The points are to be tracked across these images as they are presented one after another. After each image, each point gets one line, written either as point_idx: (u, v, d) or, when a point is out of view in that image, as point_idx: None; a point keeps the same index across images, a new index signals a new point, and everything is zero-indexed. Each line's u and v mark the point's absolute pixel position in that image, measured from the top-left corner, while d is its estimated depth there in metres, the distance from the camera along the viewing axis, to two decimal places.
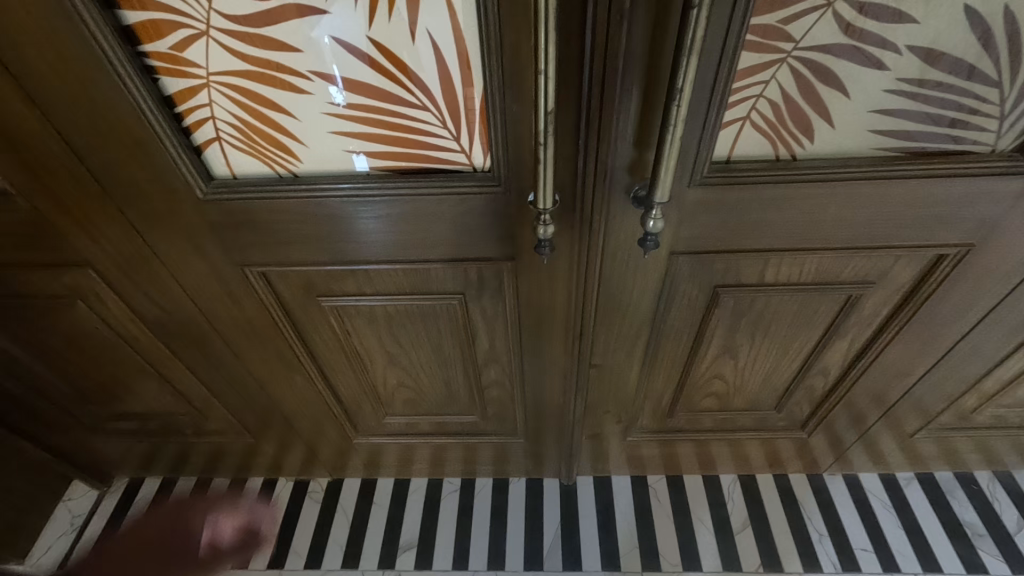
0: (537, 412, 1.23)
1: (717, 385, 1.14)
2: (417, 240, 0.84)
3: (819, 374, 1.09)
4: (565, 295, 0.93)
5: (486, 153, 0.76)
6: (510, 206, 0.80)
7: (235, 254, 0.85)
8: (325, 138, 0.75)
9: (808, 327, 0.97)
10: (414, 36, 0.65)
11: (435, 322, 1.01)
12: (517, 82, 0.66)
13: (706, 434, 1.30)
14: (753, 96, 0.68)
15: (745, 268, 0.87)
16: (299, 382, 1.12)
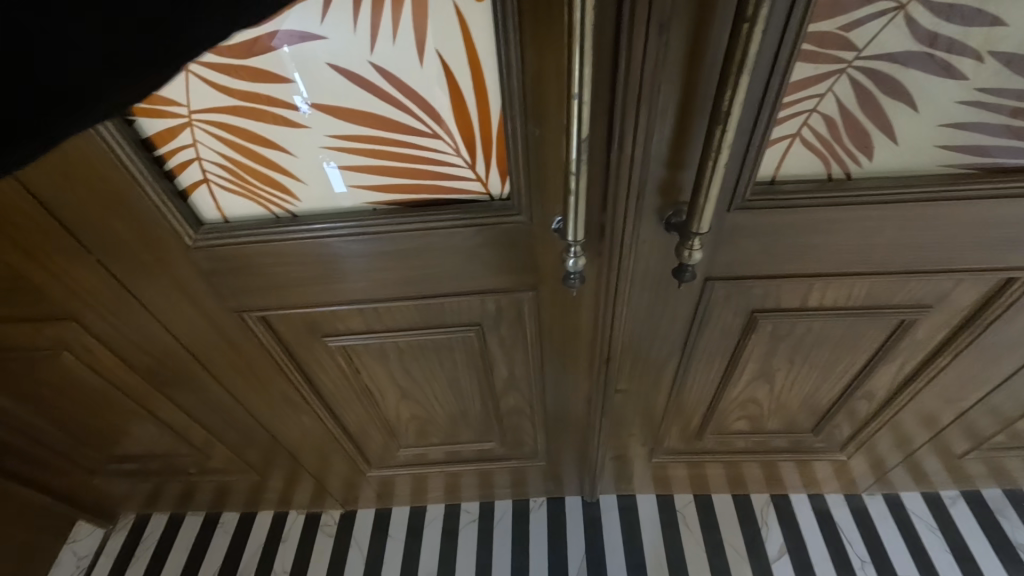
0: (560, 437, 1.15)
1: (752, 408, 1.06)
2: (429, 274, 0.77)
3: (864, 399, 1.00)
4: (590, 320, 0.86)
5: (504, 180, 0.69)
6: (531, 235, 0.72)
7: (230, 297, 0.78)
8: (325, 173, 0.67)
9: (854, 352, 0.89)
10: (423, 58, 0.57)
11: (450, 354, 0.93)
12: (540, 105, 0.59)
13: (737, 455, 1.21)
14: (805, 111, 0.60)
15: (786, 293, 0.78)
16: (307, 421, 1.06)
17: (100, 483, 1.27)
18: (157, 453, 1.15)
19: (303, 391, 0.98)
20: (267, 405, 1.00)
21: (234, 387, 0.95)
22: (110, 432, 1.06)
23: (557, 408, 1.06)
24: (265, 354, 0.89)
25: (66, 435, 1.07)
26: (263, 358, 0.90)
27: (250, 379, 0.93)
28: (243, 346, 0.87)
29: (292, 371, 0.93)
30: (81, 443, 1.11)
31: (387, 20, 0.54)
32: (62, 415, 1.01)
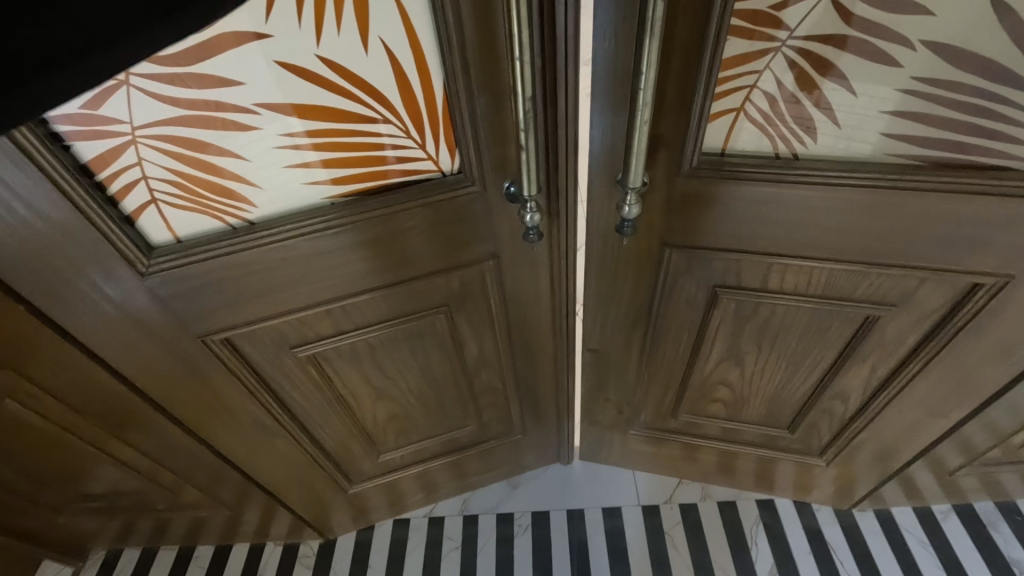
0: (532, 410, 1.18)
1: (723, 391, 1.00)
2: (393, 262, 0.77)
3: (837, 400, 0.90)
4: (548, 282, 0.90)
5: (452, 156, 0.72)
6: (487, 206, 0.76)
7: (192, 323, 0.75)
8: (280, 172, 0.67)
9: (817, 343, 0.81)
10: (367, 45, 0.59)
11: (419, 342, 0.94)
12: (483, 75, 0.62)
13: (706, 441, 1.15)
14: (746, 87, 0.60)
15: (746, 269, 0.75)
16: (283, 447, 1.02)
17: (66, 522, 1.22)
18: (121, 491, 1.08)
19: (275, 412, 0.95)
20: (239, 439, 0.96)
21: (198, 427, 0.90)
22: (67, 473, 1.00)
23: (526, 377, 1.09)
24: (232, 379, 0.86)
25: (20, 478, 1.01)
26: (229, 385, 0.86)
27: (209, 411, 0.88)
28: (208, 373, 0.83)
29: (261, 391, 0.90)
30: (40, 484, 1.05)
31: (330, 13, 0.56)
32: (11, 462, 0.95)
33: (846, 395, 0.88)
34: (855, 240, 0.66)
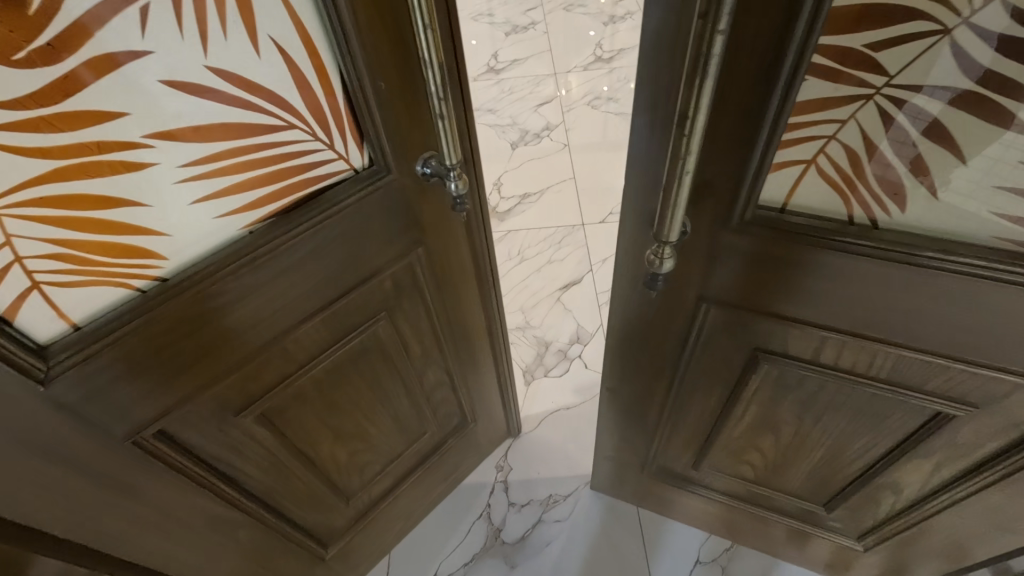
0: (473, 397, 1.17)
1: (753, 456, 0.85)
2: (326, 278, 0.71)
3: (888, 489, 0.77)
4: (467, 253, 0.91)
5: (362, 150, 0.68)
6: (406, 196, 0.74)
7: (114, 426, 0.62)
8: (186, 212, 0.58)
9: (872, 431, 0.68)
10: (257, 47, 0.54)
11: (364, 361, 0.88)
12: (381, 52, 0.61)
13: (736, 501, 1.01)
14: (822, 136, 0.45)
15: (796, 339, 0.60)
16: (240, 538, 0.88)
17: None
18: None
19: (231, 499, 0.82)
20: (183, 550, 0.81)
21: (131, 548, 0.74)
22: None
23: (464, 359, 1.07)
24: (166, 480, 0.72)
25: None
26: (161, 485, 0.72)
27: (140, 524, 0.73)
28: (134, 480, 0.68)
29: (211, 478, 0.77)
30: None
31: (212, 15, 0.50)
32: None
33: (899, 486, 0.75)
34: (942, 336, 0.52)
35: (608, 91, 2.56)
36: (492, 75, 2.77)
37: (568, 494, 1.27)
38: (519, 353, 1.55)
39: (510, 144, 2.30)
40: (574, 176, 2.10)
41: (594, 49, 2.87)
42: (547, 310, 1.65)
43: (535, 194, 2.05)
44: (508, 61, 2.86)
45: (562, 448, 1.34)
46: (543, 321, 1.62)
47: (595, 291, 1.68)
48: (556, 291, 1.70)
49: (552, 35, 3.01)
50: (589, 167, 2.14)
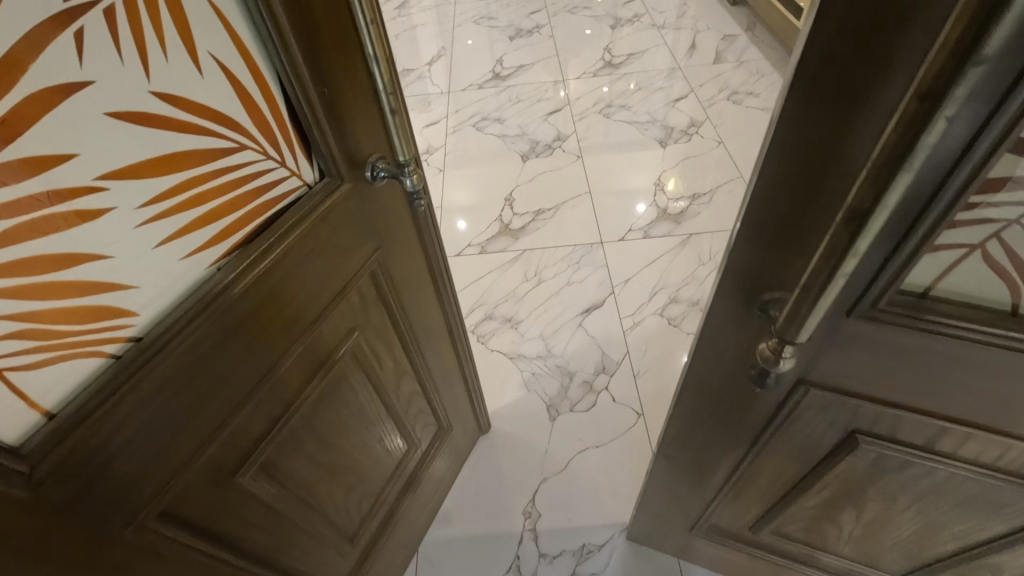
0: (443, 400, 1.16)
1: (827, 526, 0.77)
2: (301, 304, 0.67)
3: (986, 567, 0.70)
4: (419, 251, 0.92)
5: (311, 163, 0.65)
6: (361, 202, 0.73)
7: (110, 519, 0.53)
8: (151, 258, 0.50)
9: (982, 515, 0.60)
10: (200, 64, 0.50)
11: (346, 385, 0.83)
12: (318, 57, 0.59)
13: (795, 564, 0.93)
14: (999, 217, 0.36)
15: (911, 427, 0.52)
16: None
17: None
18: None
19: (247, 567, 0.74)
20: None
21: None
22: None
23: (429, 362, 1.06)
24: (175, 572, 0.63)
25: None
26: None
27: None
28: None
29: (221, 555, 0.68)
30: None
31: (149, 32, 0.45)
32: None
33: (1000, 566, 0.68)
34: None
35: (619, 98, 2.47)
36: (498, 82, 2.68)
37: (602, 543, 1.19)
38: (542, 384, 1.46)
39: (521, 156, 2.21)
40: (590, 190, 2.01)
41: (602, 54, 2.78)
42: (568, 336, 1.56)
43: (550, 210, 1.96)
44: (514, 67, 2.77)
45: (594, 491, 1.27)
46: (565, 349, 1.53)
47: (618, 314, 1.60)
48: (577, 316, 1.61)
49: (557, 40, 2.92)
50: (604, 180, 2.05)
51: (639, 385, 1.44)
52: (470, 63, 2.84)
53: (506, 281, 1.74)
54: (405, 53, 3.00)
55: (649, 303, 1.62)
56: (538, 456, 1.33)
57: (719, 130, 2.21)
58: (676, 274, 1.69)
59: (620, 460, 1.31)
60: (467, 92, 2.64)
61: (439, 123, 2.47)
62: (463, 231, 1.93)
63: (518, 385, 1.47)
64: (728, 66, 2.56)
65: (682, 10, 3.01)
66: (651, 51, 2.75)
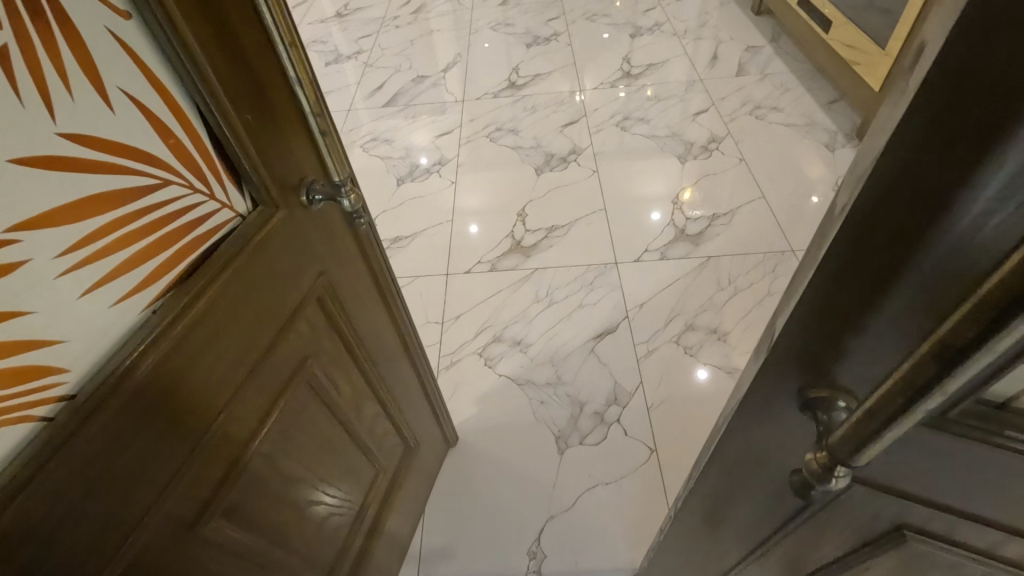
0: (406, 418, 1.14)
1: None
2: (246, 337, 0.64)
3: None
4: (365, 270, 0.91)
5: (243, 193, 0.63)
6: (300, 228, 0.71)
7: None
8: (78, 309, 0.47)
9: None
10: (109, 100, 0.48)
11: (306, 416, 0.80)
12: (236, 87, 0.57)
13: None
14: None
15: (974, 532, 0.45)
16: None
17: None
18: None
19: None
20: None
21: None
22: None
23: (388, 382, 1.04)
24: None
25: None
26: None
27: None
28: None
29: None
30: None
31: (51, 71, 0.43)
32: None
33: None
34: None
35: (637, 111, 2.40)
36: (514, 91, 2.63)
37: None
38: (551, 414, 1.41)
39: (535, 170, 2.16)
40: (605, 207, 1.95)
41: (621, 64, 2.71)
42: (580, 362, 1.50)
43: (563, 228, 1.90)
44: (530, 76, 2.71)
45: (603, 530, 1.22)
46: (576, 377, 1.47)
47: (632, 341, 1.54)
48: (589, 341, 1.55)
49: (574, 49, 2.86)
50: (620, 196, 1.99)
51: (652, 418, 1.38)
52: (485, 71, 2.79)
53: (516, 302, 1.68)
54: (420, 60, 2.96)
55: (664, 330, 1.56)
56: (545, 493, 1.28)
57: (741, 147, 2.14)
58: (693, 299, 1.62)
59: (631, 499, 1.26)
60: (482, 101, 2.59)
61: (452, 133, 2.42)
62: (474, 247, 1.87)
63: (526, 415, 1.42)
64: (752, 79, 2.48)
65: (704, 20, 2.94)
66: (672, 61, 2.68)
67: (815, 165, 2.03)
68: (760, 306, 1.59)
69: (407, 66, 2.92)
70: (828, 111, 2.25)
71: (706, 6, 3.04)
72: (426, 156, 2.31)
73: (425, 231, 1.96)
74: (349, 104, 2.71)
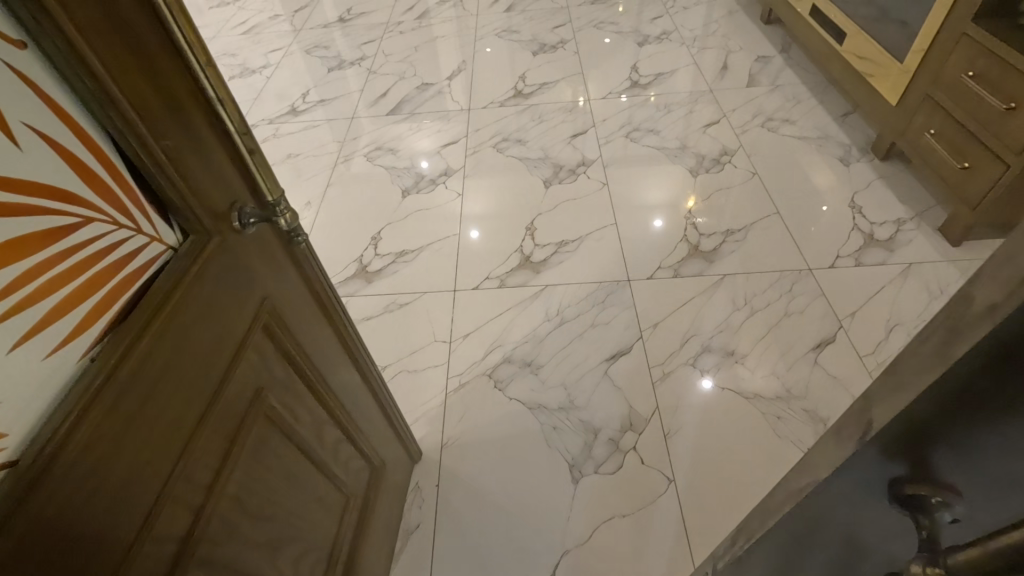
0: (369, 439, 1.09)
1: None
2: (193, 376, 0.59)
3: None
4: (309, 291, 0.86)
5: (169, 223, 0.58)
6: (236, 255, 0.67)
7: None
8: (7, 368, 0.42)
9: None
10: (17, 138, 0.43)
11: (268, 450, 0.75)
12: (150, 112, 0.53)
13: None
14: None
15: None
16: None
17: None
18: None
19: None
20: None
21: None
22: None
23: (347, 405, 0.99)
24: None
25: None
26: None
27: None
28: None
29: None
30: None
31: None
32: None
33: None
34: None
35: (647, 122, 2.36)
36: (520, 100, 2.58)
37: None
38: (564, 441, 1.36)
39: (543, 181, 2.11)
40: (616, 222, 1.90)
41: (629, 73, 2.67)
42: (592, 385, 1.46)
43: (573, 242, 1.85)
44: (536, 85, 2.67)
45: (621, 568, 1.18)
46: (589, 402, 1.43)
47: (647, 364, 1.49)
48: (601, 364, 1.50)
49: (582, 57, 2.82)
50: (631, 211, 1.94)
51: (669, 446, 1.34)
52: (491, 79, 2.74)
53: (525, 320, 1.63)
54: (425, 67, 2.91)
55: (679, 352, 1.51)
56: (558, 525, 1.24)
57: (753, 160, 2.10)
58: (708, 319, 1.58)
59: (648, 533, 1.21)
60: (488, 110, 2.54)
61: (458, 142, 2.37)
62: (482, 262, 1.82)
63: (538, 441, 1.37)
64: (763, 90, 2.44)
65: (713, 29, 2.90)
66: (681, 71, 2.64)
67: (831, 180, 1.98)
68: (777, 327, 1.54)
69: (411, 73, 2.88)
70: (842, 123, 2.21)
71: (715, 15, 3.00)
72: (431, 167, 2.26)
73: (431, 245, 1.91)
74: (353, 112, 2.66)
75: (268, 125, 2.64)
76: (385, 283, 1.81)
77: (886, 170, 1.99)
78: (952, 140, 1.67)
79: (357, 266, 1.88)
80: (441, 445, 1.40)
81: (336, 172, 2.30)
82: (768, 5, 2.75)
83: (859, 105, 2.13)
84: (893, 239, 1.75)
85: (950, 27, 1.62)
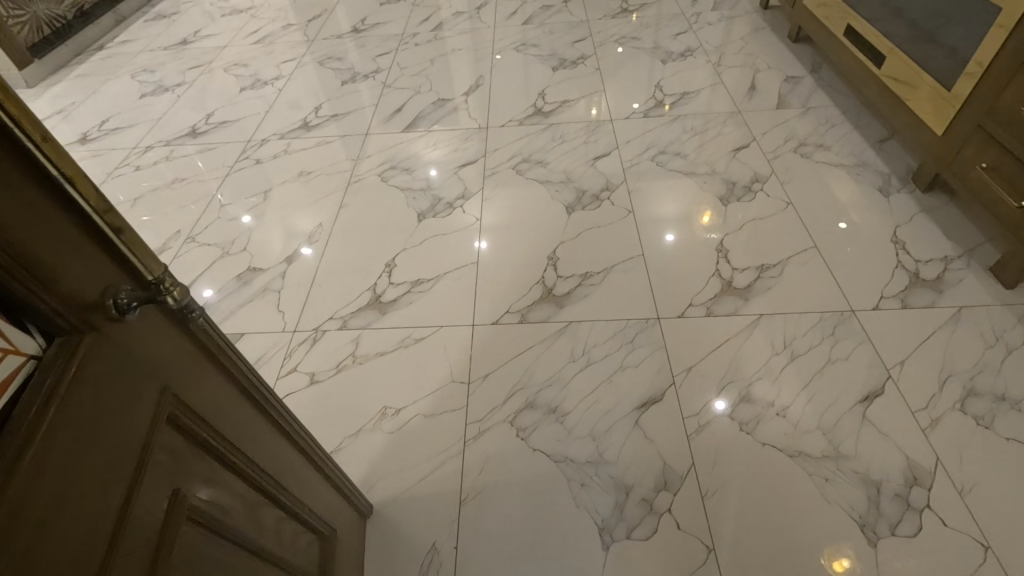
0: (315, 509, 0.94)
1: None
2: (82, 510, 0.46)
3: None
4: (219, 370, 0.69)
5: (26, 324, 0.45)
6: (117, 347, 0.52)
7: None
8: None
9: None
10: None
11: (199, 557, 0.61)
12: None
13: None
14: None
15: None
16: None
17: None
18: None
19: None
20: None
21: None
22: None
23: (281, 475, 0.84)
24: None
25: None
26: None
27: None
28: None
29: None
30: None
31: None
32: None
33: None
34: None
35: (673, 145, 2.26)
36: (540, 118, 2.49)
37: None
38: (593, 500, 1.27)
39: (565, 207, 2.01)
40: (644, 252, 1.80)
41: (652, 91, 2.57)
42: (623, 437, 1.36)
43: (599, 274, 1.75)
44: (557, 102, 2.57)
45: None
46: (620, 456, 1.33)
47: (680, 415, 1.39)
48: (631, 412, 1.40)
49: (604, 73, 2.73)
50: (655, 240, 1.84)
51: (709, 508, 1.24)
52: (510, 96, 2.65)
53: (548, 361, 1.53)
54: (440, 81, 2.83)
55: (715, 402, 1.40)
56: None
57: (786, 188, 1.99)
58: (747, 365, 1.47)
59: None
60: (507, 128, 2.45)
61: (475, 163, 2.28)
62: (503, 294, 1.73)
63: (566, 500, 1.27)
64: (793, 113, 2.34)
65: (737, 46, 2.80)
66: (707, 90, 2.54)
67: (870, 210, 1.88)
68: (819, 376, 1.44)
69: (426, 88, 2.79)
70: (880, 150, 2.11)
71: (739, 31, 2.91)
72: (448, 188, 2.17)
73: (449, 274, 1.81)
74: (366, 128, 2.58)
75: (279, 140, 2.56)
76: (400, 315, 1.71)
77: (929, 202, 1.88)
78: (1007, 175, 1.57)
79: (371, 295, 1.79)
80: (460, 499, 1.30)
81: (349, 192, 2.21)
82: (796, 23, 2.65)
83: (898, 131, 2.02)
84: (941, 278, 1.64)
85: (1010, 52, 1.50)
